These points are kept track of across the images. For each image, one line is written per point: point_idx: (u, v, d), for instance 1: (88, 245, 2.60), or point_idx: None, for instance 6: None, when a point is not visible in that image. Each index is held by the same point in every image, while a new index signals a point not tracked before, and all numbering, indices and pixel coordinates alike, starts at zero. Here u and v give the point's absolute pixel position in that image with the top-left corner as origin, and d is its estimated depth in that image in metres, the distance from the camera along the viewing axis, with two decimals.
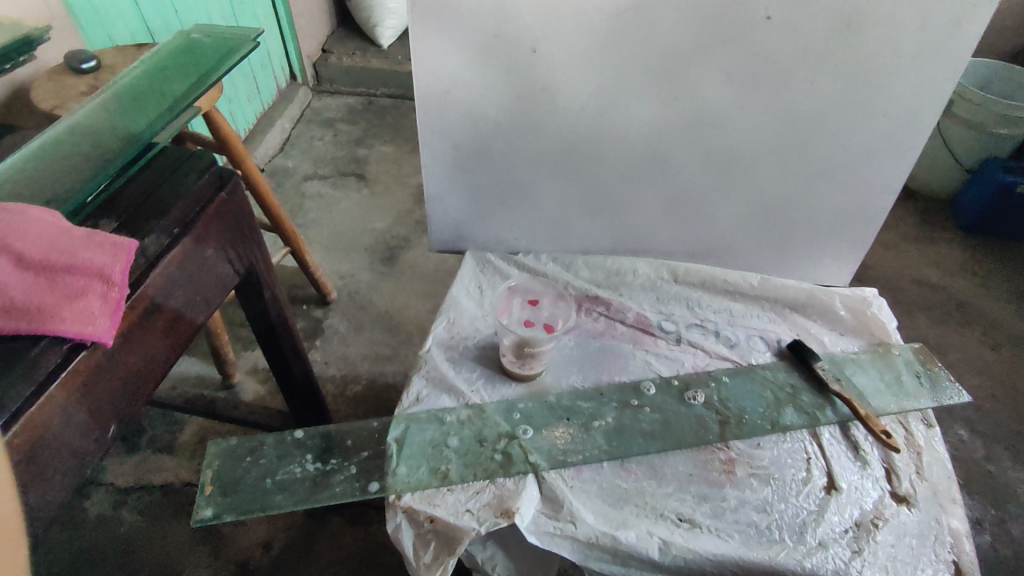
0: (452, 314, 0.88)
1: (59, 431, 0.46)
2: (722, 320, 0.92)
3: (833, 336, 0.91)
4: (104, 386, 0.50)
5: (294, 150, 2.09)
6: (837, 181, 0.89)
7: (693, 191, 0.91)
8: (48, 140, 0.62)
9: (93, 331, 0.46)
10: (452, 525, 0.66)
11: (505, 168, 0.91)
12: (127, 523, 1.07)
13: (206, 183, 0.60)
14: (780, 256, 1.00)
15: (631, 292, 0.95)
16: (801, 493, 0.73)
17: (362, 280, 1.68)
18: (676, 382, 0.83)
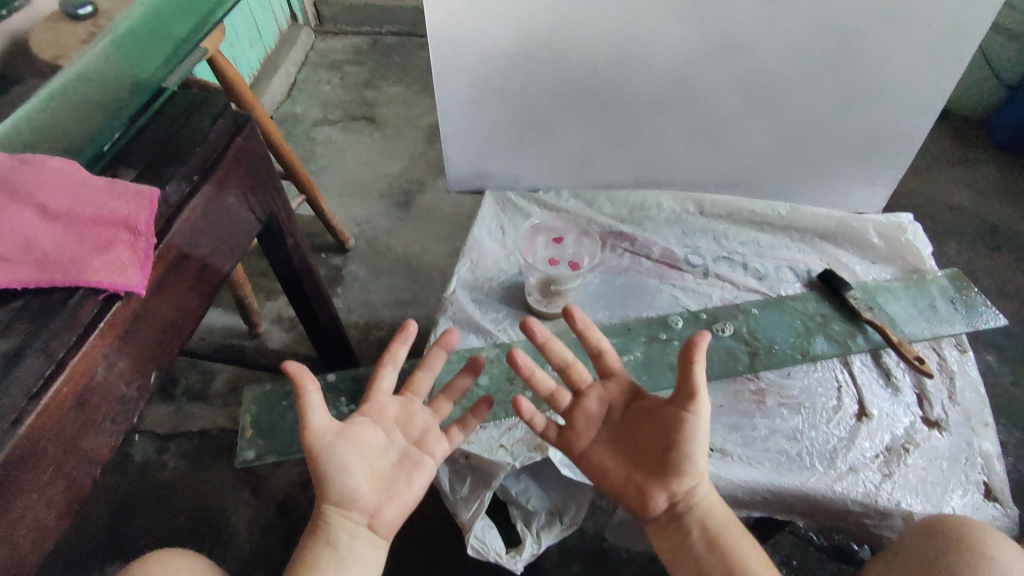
0: (475, 255, 0.88)
1: (104, 379, 0.47)
2: (750, 252, 0.90)
3: (865, 264, 0.89)
4: (141, 335, 0.50)
5: (301, 95, 2.04)
6: (874, 100, 0.84)
7: (723, 117, 0.87)
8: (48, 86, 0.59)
9: (126, 281, 0.46)
10: (487, 460, 0.68)
11: (523, 102, 0.87)
12: (170, 467, 1.12)
13: (222, 128, 0.59)
14: (810, 184, 0.97)
15: (656, 226, 0.93)
16: (831, 421, 0.73)
17: (379, 226, 1.67)
18: (704, 315, 0.82)
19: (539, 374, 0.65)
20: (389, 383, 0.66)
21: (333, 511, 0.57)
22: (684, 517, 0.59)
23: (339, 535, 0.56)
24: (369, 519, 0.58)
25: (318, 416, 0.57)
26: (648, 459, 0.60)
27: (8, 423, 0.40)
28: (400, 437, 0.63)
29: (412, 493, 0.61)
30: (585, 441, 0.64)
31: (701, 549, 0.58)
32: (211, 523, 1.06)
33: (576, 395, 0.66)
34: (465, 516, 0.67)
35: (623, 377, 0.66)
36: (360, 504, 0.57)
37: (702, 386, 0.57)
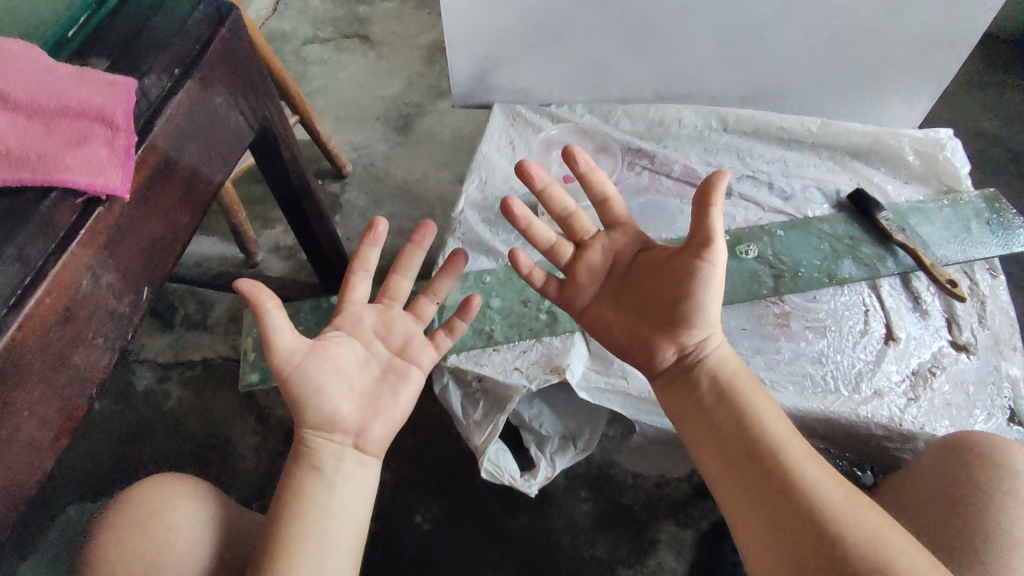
0: (484, 173, 0.82)
1: (91, 292, 0.43)
2: (776, 171, 0.85)
3: (897, 185, 0.84)
4: (129, 245, 0.46)
5: (289, 11, 1.91)
6: (922, 0, 0.76)
7: (755, 20, 0.79)
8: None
9: (106, 183, 0.41)
10: (502, 383, 0.66)
11: (536, 1, 0.79)
12: (174, 396, 1.10)
13: (203, 16, 0.52)
14: (842, 98, 0.90)
15: (676, 143, 0.87)
16: (857, 344, 0.70)
17: (377, 151, 1.59)
18: (727, 238, 0.77)
19: (535, 227, 0.61)
20: (362, 294, 0.61)
21: (313, 437, 0.54)
22: (693, 370, 0.57)
23: (323, 458, 0.54)
24: (354, 440, 0.55)
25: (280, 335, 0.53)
26: (654, 311, 0.58)
27: None
28: (381, 349, 0.60)
29: (398, 407, 0.58)
30: (585, 297, 0.62)
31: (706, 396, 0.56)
32: (218, 450, 1.05)
33: (578, 249, 0.63)
34: (478, 440, 0.66)
35: (628, 228, 0.62)
36: (342, 426, 0.55)
37: (720, 230, 0.52)
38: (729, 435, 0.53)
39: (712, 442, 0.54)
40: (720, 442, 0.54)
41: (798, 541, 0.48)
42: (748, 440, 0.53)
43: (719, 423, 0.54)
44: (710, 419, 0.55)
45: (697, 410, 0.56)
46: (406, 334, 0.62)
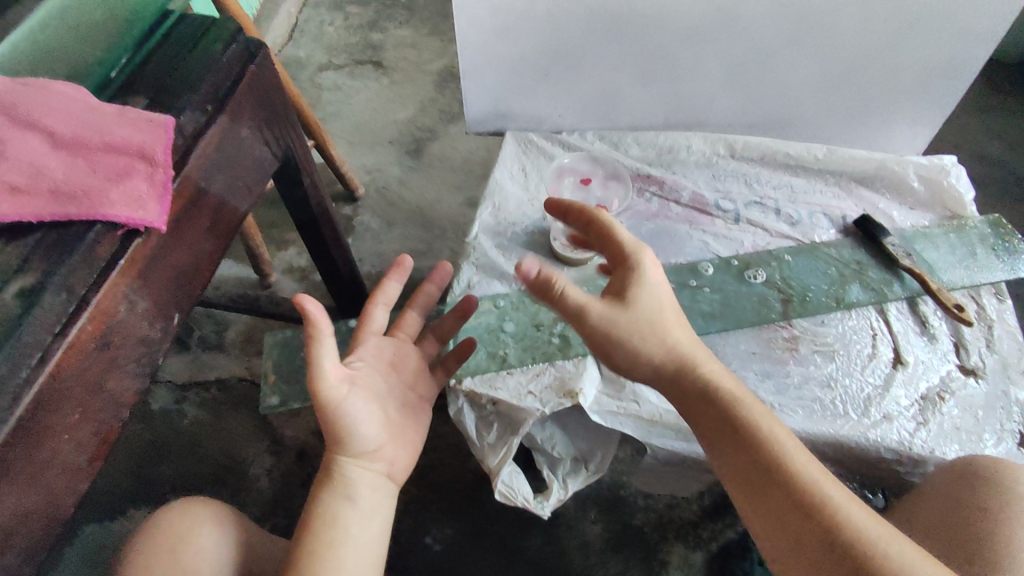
0: (497, 199, 0.85)
1: (127, 319, 0.45)
2: (783, 197, 0.87)
3: (903, 210, 0.86)
4: (162, 274, 0.48)
5: (305, 38, 1.96)
6: (925, 32, 0.78)
7: (761, 51, 0.82)
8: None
9: (145, 216, 0.43)
10: (515, 407, 0.67)
11: (549, 33, 0.82)
12: (189, 416, 1.12)
13: (234, 54, 0.55)
14: (847, 125, 0.92)
15: (685, 169, 0.89)
16: (866, 368, 0.71)
17: (389, 174, 1.63)
18: (735, 263, 0.79)
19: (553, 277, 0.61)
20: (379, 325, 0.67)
21: (357, 468, 0.57)
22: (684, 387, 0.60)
23: (358, 487, 0.57)
24: (385, 470, 0.59)
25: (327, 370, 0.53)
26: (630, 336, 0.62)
27: (33, 362, 0.38)
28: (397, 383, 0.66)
29: (414, 442, 0.64)
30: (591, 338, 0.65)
31: (709, 411, 0.58)
32: (232, 470, 1.07)
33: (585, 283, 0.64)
34: (492, 462, 0.67)
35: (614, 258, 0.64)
36: (378, 456, 0.59)
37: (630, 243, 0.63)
38: (737, 449, 0.56)
39: (728, 454, 0.56)
40: (730, 454, 0.56)
41: (810, 539, 0.51)
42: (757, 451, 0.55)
43: (724, 437, 0.57)
44: (719, 433, 0.57)
45: (706, 424, 0.58)
46: (417, 368, 0.69)
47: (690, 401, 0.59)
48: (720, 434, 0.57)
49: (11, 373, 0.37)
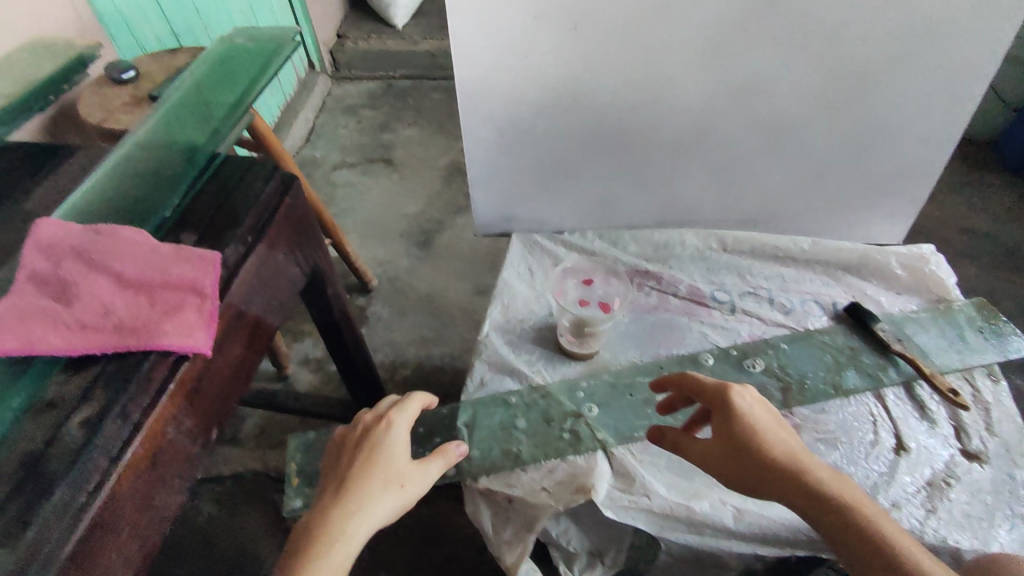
0: (506, 298, 0.90)
1: (174, 437, 0.49)
2: (775, 287, 0.92)
3: (890, 296, 0.90)
4: (205, 393, 0.52)
5: (320, 140, 2.11)
6: (890, 138, 0.87)
7: (742, 158, 0.90)
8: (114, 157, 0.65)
9: (194, 343, 0.48)
10: (530, 503, 0.70)
11: (548, 148, 0.90)
12: (205, 512, 1.13)
13: (271, 191, 0.62)
14: (830, 218, 0.99)
15: (680, 263, 0.95)
16: (869, 455, 0.74)
17: (400, 265, 1.70)
18: (734, 352, 0.83)
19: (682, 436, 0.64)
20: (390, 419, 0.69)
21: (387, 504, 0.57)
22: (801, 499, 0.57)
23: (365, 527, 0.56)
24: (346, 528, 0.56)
25: (403, 417, 0.64)
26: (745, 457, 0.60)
27: (92, 486, 0.42)
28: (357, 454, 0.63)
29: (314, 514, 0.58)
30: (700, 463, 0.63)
31: (856, 533, 0.54)
32: (246, 568, 1.06)
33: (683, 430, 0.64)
34: (509, 559, 0.69)
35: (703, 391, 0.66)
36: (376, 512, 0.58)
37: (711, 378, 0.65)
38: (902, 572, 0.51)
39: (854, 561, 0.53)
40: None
41: None
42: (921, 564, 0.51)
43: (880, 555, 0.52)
44: (873, 550, 0.52)
45: (855, 541, 0.53)
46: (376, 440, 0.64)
47: (832, 522, 0.55)
48: (876, 552, 0.52)
49: (73, 499, 0.41)
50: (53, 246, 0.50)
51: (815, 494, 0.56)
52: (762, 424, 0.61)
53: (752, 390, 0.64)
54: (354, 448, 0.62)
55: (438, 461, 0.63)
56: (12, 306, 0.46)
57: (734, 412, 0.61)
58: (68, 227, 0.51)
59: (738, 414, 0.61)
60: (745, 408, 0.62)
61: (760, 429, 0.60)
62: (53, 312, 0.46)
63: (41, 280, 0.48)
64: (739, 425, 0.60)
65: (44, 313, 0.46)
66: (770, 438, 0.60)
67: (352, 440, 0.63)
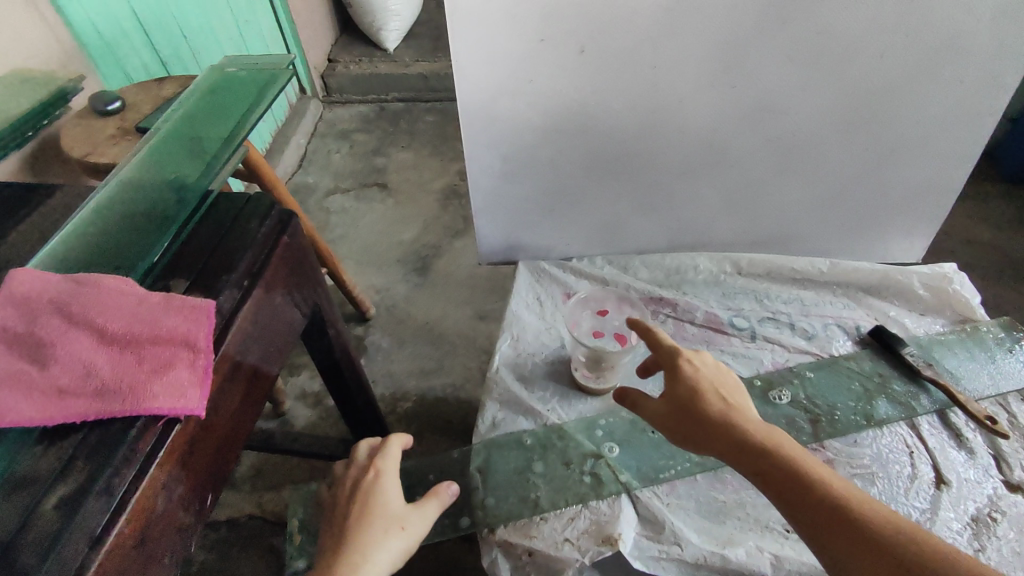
0: (515, 330, 0.87)
1: (164, 509, 0.44)
2: (795, 311, 0.88)
3: (914, 318, 0.87)
4: (198, 457, 0.48)
5: (312, 166, 2.08)
6: (908, 155, 0.84)
7: (755, 180, 0.87)
8: (94, 198, 0.60)
9: (186, 404, 0.44)
10: (553, 556, 0.64)
11: (554, 174, 0.87)
12: (199, 562, 1.07)
13: (267, 230, 0.58)
14: (845, 238, 0.96)
15: (695, 289, 0.91)
16: (909, 490, 0.69)
17: (398, 292, 1.66)
18: (758, 382, 0.79)
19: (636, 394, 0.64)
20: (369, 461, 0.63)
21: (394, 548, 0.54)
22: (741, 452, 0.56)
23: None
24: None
25: (391, 461, 0.61)
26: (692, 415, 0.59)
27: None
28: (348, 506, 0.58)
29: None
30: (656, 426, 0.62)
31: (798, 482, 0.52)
32: None
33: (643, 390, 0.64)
34: None
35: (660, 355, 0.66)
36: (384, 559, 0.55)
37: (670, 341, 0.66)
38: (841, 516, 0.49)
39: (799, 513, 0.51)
40: (832, 522, 0.49)
41: None
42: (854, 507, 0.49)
43: (815, 501, 0.51)
44: (810, 497, 0.51)
45: (795, 489, 0.52)
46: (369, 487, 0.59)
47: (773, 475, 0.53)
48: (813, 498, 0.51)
49: None
50: (29, 298, 0.45)
51: (755, 448, 0.55)
52: (708, 384, 0.60)
53: (705, 356, 0.64)
54: (346, 503, 0.58)
55: (436, 500, 0.59)
56: None
57: (682, 375, 0.61)
58: (43, 276, 0.46)
59: (685, 375, 0.61)
60: (693, 370, 0.62)
61: (706, 389, 0.60)
62: (27, 376, 0.42)
63: (13, 338, 0.44)
64: (684, 385, 0.61)
65: (18, 377, 0.42)
66: (716, 397, 0.59)
67: (341, 497, 0.59)
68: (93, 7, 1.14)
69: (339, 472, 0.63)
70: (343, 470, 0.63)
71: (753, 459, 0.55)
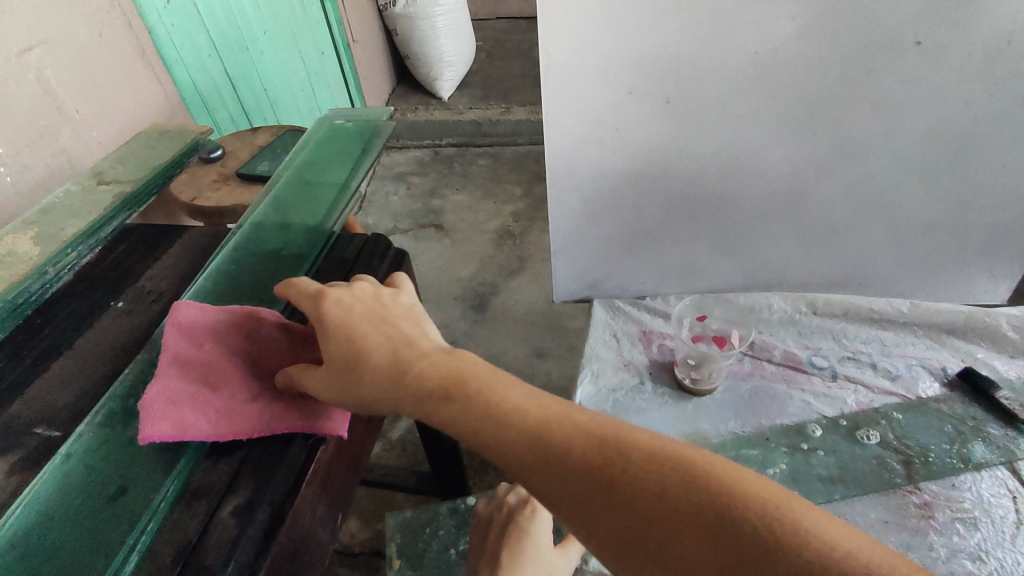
0: (595, 366, 0.89)
1: (311, 524, 0.48)
2: (876, 351, 0.88)
3: (1005, 360, 0.85)
4: (334, 478, 0.52)
5: (372, 207, 2.17)
6: (992, 197, 0.84)
7: (831, 222, 0.89)
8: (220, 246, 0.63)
9: (338, 426, 0.49)
10: None
11: (633, 216, 0.90)
12: None
13: (387, 269, 0.64)
14: (921, 279, 0.97)
15: (770, 327, 0.93)
16: (1015, 537, 0.67)
17: (456, 328, 1.70)
18: (844, 423, 0.79)
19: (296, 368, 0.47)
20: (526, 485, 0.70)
21: None
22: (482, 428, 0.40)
23: None
24: None
25: (548, 504, 0.67)
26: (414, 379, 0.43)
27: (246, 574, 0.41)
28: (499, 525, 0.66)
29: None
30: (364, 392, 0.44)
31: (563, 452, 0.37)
32: None
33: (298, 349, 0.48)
34: None
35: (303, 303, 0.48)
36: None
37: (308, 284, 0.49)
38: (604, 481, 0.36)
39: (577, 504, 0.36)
40: (595, 496, 0.36)
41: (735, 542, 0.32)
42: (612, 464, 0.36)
43: (579, 470, 0.36)
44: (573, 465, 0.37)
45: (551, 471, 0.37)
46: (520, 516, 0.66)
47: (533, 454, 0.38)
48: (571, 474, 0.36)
49: None
50: (194, 326, 0.49)
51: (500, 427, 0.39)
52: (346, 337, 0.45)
53: (340, 299, 0.47)
54: (503, 528, 0.65)
55: (574, 543, 0.67)
56: (162, 391, 0.45)
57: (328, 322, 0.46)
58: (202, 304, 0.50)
59: (361, 344, 0.44)
60: (404, 333, 0.45)
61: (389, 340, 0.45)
62: (204, 396, 0.46)
63: (185, 363, 0.47)
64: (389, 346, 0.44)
65: (197, 396, 0.46)
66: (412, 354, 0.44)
67: (496, 520, 0.66)
68: (194, 65, 1.26)
69: (499, 493, 0.69)
70: (502, 492, 0.69)
71: (509, 445, 0.39)
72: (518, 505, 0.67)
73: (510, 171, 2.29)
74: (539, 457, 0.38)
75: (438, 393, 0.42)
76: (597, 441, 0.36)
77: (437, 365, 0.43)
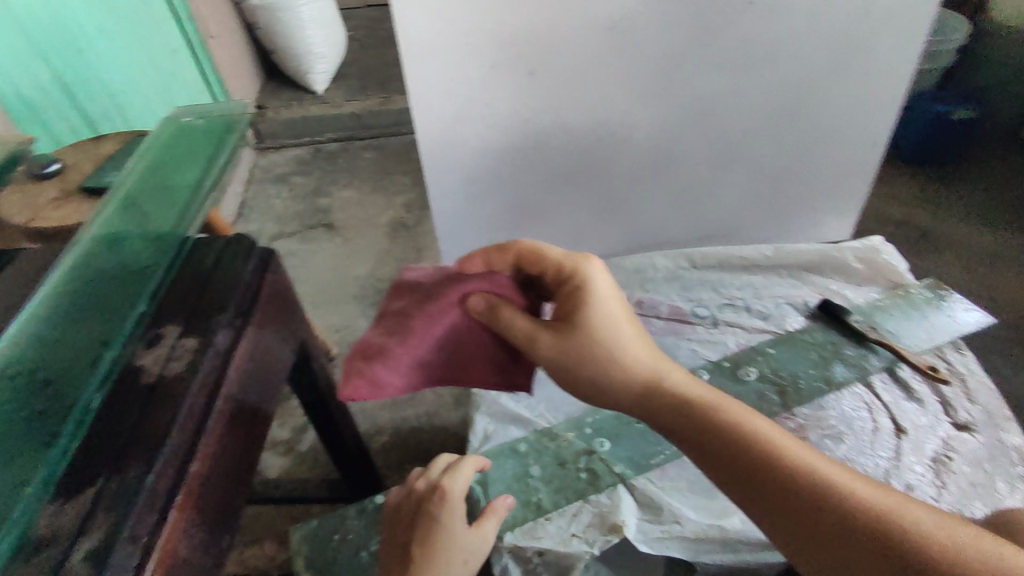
0: None
1: (187, 554, 0.44)
2: (750, 295, 0.95)
3: (854, 289, 0.95)
4: (212, 499, 0.48)
5: (254, 213, 2.05)
6: (830, 142, 0.93)
7: (698, 179, 0.94)
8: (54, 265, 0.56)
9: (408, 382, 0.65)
10: (564, 553, 0.66)
11: (514, 191, 0.91)
12: None
13: (252, 271, 0.59)
14: (782, 224, 1.05)
15: (656, 285, 0.98)
16: (873, 443, 0.75)
17: (358, 328, 1.65)
18: (727, 364, 0.85)
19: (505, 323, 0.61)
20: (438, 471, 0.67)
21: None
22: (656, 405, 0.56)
23: None
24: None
25: (457, 486, 0.64)
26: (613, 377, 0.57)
27: None
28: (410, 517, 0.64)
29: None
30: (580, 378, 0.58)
31: (737, 449, 0.50)
32: None
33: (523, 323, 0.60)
34: None
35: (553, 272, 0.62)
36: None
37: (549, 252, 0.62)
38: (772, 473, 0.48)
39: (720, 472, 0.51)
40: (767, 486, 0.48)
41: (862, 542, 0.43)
42: (779, 455, 0.48)
43: (739, 458, 0.50)
44: (739, 455, 0.50)
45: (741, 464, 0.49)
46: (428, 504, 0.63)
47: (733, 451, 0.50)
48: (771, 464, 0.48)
49: None
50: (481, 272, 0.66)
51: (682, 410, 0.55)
52: (602, 327, 0.58)
53: (597, 269, 0.60)
54: (413, 519, 0.63)
55: (492, 521, 0.64)
56: (424, 323, 0.61)
57: (589, 299, 0.59)
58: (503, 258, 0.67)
59: (615, 326, 0.58)
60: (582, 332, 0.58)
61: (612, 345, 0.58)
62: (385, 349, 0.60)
63: (453, 296, 0.63)
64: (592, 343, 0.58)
65: (396, 339, 0.61)
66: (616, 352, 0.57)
67: (408, 511, 0.64)
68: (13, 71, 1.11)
69: (412, 483, 0.67)
70: (415, 482, 0.67)
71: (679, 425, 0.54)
72: (427, 493, 0.64)
73: (397, 162, 2.24)
74: (746, 455, 0.49)
75: (646, 390, 0.57)
76: (759, 442, 0.49)
77: (612, 369, 0.58)
